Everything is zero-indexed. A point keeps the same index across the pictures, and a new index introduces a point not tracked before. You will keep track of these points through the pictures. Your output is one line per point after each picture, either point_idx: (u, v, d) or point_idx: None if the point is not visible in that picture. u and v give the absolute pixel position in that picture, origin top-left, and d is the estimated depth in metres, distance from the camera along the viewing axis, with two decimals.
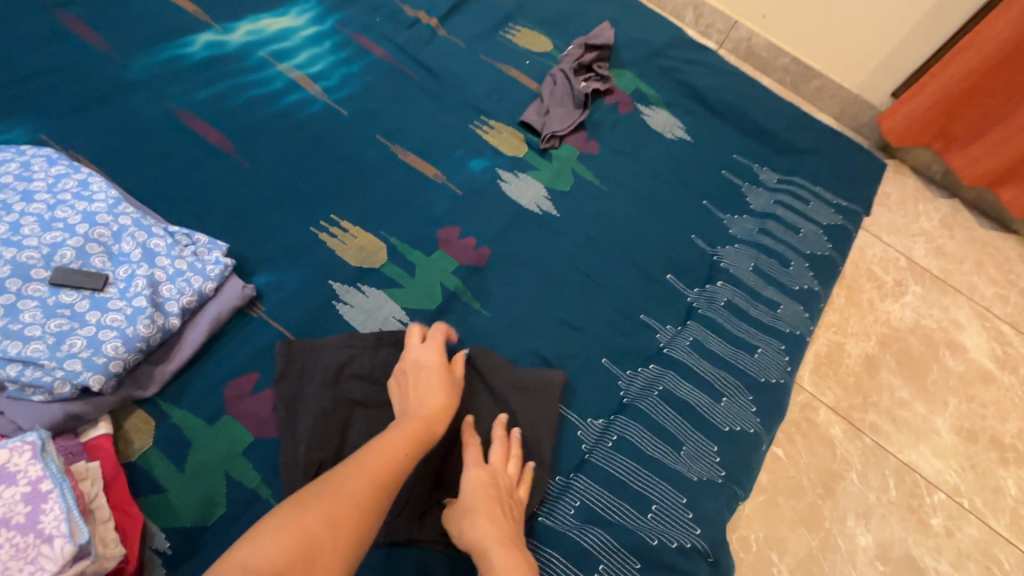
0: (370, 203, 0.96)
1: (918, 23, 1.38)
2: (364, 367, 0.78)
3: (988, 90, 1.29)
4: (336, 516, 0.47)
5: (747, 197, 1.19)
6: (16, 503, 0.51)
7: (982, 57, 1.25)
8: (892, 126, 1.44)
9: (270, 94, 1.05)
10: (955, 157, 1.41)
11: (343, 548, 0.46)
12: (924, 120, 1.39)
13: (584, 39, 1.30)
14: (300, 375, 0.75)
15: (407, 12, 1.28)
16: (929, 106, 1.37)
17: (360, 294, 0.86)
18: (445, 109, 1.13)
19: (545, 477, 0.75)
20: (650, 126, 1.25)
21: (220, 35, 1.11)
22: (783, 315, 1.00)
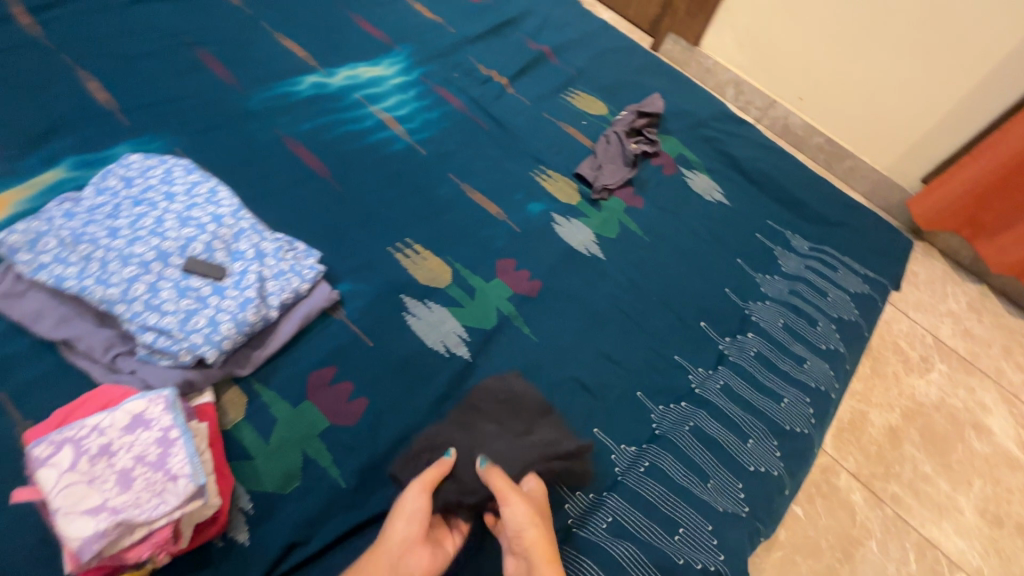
0: (441, 233, 1.09)
1: (947, 115, 1.49)
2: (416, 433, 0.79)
3: (1015, 184, 1.37)
4: None
5: (779, 260, 1.28)
6: (150, 444, 0.61)
7: (1014, 152, 1.33)
8: (922, 212, 1.54)
9: (362, 130, 1.21)
10: (984, 246, 1.48)
11: None
12: (952, 209, 1.48)
13: (636, 106, 1.44)
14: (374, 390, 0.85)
15: (482, 71, 1.46)
16: (956, 197, 1.46)
17: (426, 308, 0.97)
18: (511, 158, 1.27)
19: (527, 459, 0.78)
20: (692, 188, 1.37)
21: (324, 77, 1.29)
22: (809, 371, 1.06)
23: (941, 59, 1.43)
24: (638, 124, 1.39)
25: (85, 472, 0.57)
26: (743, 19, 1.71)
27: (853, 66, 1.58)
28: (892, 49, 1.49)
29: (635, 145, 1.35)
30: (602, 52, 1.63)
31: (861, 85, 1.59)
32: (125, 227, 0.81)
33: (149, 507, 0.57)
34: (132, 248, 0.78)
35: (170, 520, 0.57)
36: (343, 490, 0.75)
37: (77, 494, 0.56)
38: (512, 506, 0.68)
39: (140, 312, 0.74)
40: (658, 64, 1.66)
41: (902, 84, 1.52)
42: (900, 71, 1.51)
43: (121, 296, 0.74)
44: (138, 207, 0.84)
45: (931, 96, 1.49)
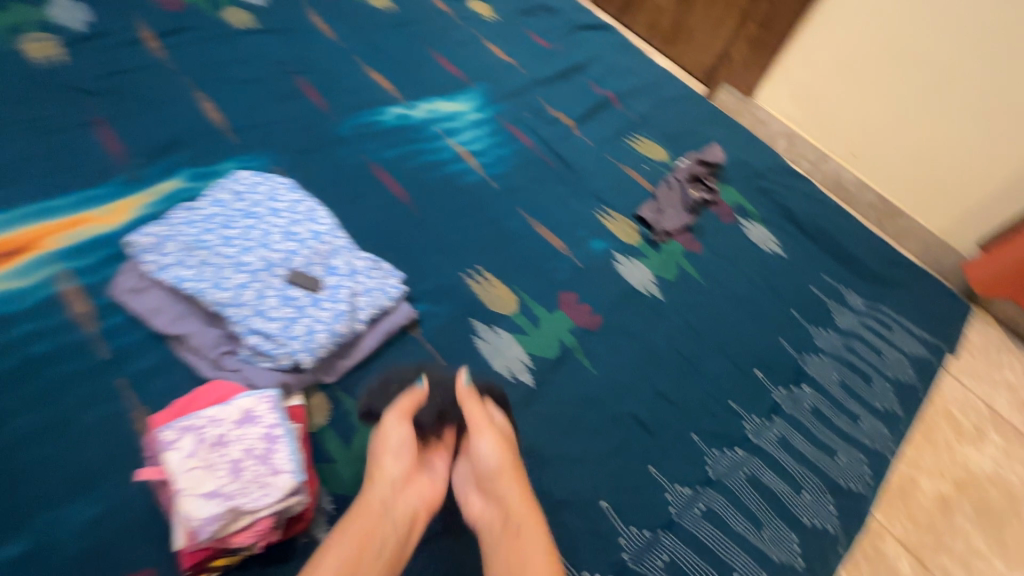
0: (509, 263, 1.14)
1: (1006, 180, 1.50)
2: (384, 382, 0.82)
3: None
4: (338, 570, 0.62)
5: (834, 314, 1.28)
6: (257, 439, 0.66)
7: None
8: (982, 273, 1.52)
9: (440, 161, 1.29)
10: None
11: None
12: (1015, 272, 1.46)
13: (695, 154, 1.50)
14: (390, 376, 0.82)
15: (550, 111, 1.54)
16: (1019, 259, 1.45)
17: (493, 333, 1.02)
18: (575, 195, 1.33)
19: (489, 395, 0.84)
20: (749, 237, 1.40)
21: (407, 109, 1.39)
22: (866, 430, 1.07)
23: (1000, 125, 1.46)
24: (700, 171, 1.44)
25: (202, 459, 0.63)
26: (800, 74, 1.75)
27: (917, 125, 1.59)
28: (951, 113, 1.52)
29: (695, 191, 1.39)
30: (664, 100, 1.69)
31: (925, 144, 1.60)
32: (238, 237, 0.89)
33: (255, 497, 0.62)
34: (244, 257, 0.86)
35: (271, 512, 0.62)
36: None
37: (196, 478, 0.62)
38: (480, 440, 0.76)
39: (248, 316, 0.81)
40: (718, 114, 1.72)
41: (961, 148, 1.54)
42: (959, 135, 1.53)
43: (233, 300, 0.82)
44: (248, 219, 0.92)
45: (991, 161, 1.51)
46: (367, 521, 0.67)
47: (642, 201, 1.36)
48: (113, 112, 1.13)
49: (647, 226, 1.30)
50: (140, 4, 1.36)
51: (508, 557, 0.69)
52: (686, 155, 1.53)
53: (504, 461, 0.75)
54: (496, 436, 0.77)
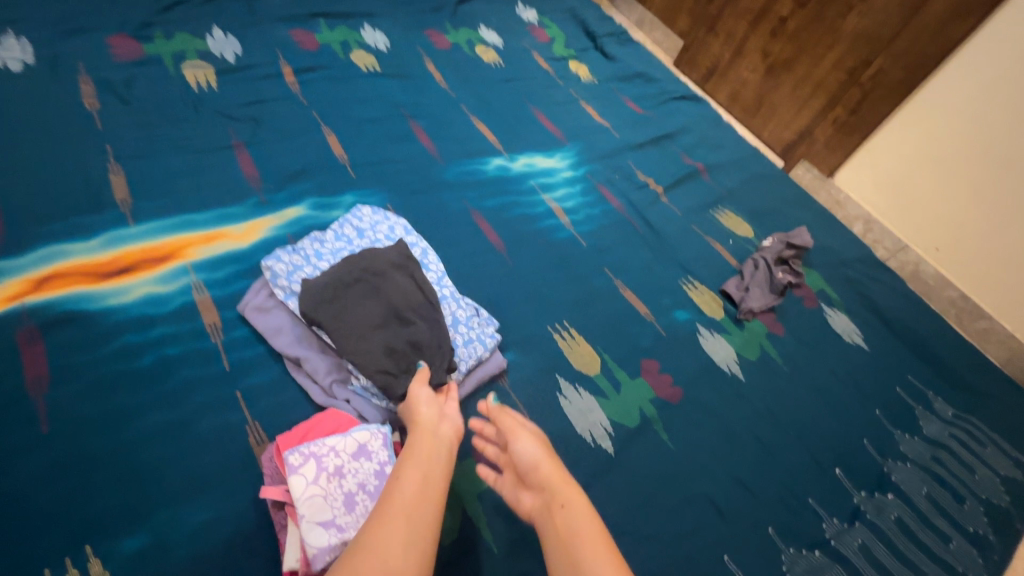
0: (594, 323, 1.17)
1: None
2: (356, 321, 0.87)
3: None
4: (405, 514, 0.56)
5: (920, 421, 1.24)
6: (370, 474, 0.71)
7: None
8: None
9: (534, 214, 1.35)
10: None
11: (416, 529, 0.55)
12: None
13: (781, 236, 1.50)
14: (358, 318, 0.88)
15: (640, 176, 1.59)
16: None
17: (577, 393, 1.03)
18: (661, 263, 1.36)
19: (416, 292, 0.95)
20: (832, 326, 1.38)
21: (507, 161, 1.46)
22: (955, 552, 1.01)
23: None
24: (786, 254, 1.44)
25: (323, 487, 0.67)
26: (885, 160, 1.72)
27: (998, 234, 1.55)
28: None
29: (781, 274, 1.39)
30: (751, 177, 1.72)
31: (1004, 254, 1.56)
32: None
33: None
34: None
35: None
36: (493, 554, 0.80)
37: (317, 505, 0.65)
38: (515, 433, 0.73)
39: None
40: (804, 196, 1.72)
41: None
42: None
43: None
44: None
45: None
46: (426, 468, 0.64)
47: (725, 277, 1.37)
48: (251, 137, 1.24)
49: (730, 305, 1.31)
50: (283, 41, 1.50)
51: (559, 526, 0.63)
52: (772, 235, 1.54)
53: (543, 452, 0.72)
54: (536, 433, 0.75)
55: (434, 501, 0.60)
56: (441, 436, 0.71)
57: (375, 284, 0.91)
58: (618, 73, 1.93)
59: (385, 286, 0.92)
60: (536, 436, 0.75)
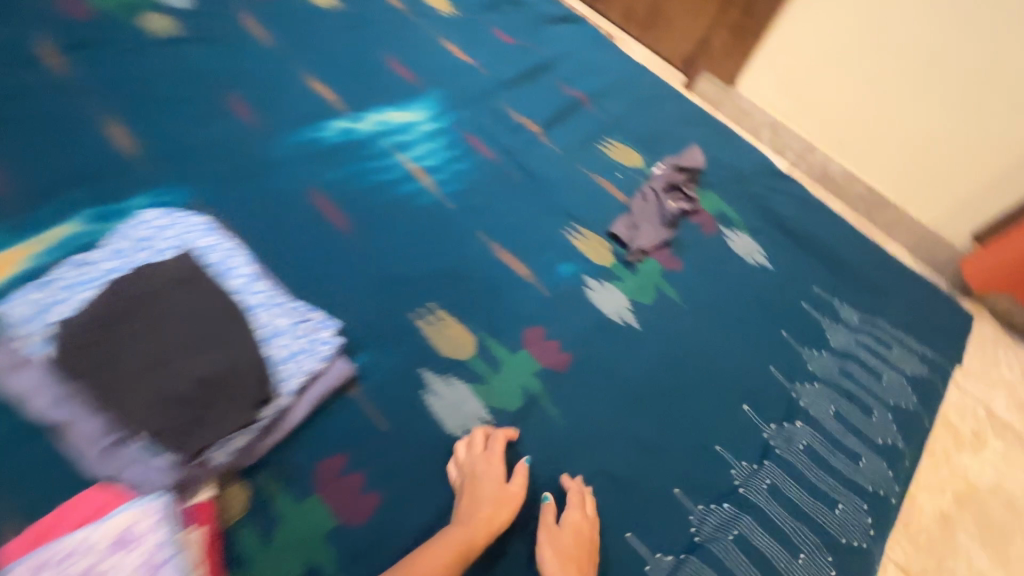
0: (466, 296, 1.02)
1: (987, 183, 1.44)
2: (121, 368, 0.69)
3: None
4: None
5: (827, 333, 1.18)
6: (133, 569, 0.60)
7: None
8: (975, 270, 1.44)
9: (388, 181, 1.16)
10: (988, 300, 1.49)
11: None
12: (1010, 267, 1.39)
13: (670, 160, 1.38)
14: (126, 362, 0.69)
15: (514, 117, 1.41)
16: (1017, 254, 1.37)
17: (446, 385, 0.89)
18: (542, 212, 1.21)
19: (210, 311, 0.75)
20: (733, 249, 1.28)
21: (352, 123, 1.25)
22: (865, 471, 0.96)
23: (989, 123, 1.38)
24: (676, 180, 1.32)
25: None
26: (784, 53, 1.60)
27: (902, 112, 1.48)
28: (941, 107, 1.42)
29: (673, 202, 1.28)
30: (638, 98, 1.57)
31: (909, 133, 1.49)
32: None
33: None
34: None
35: None
36: None
37: None
38: (545, 552, 0.75)
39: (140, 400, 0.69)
40: (696, 113, 1.59)
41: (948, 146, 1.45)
42: (950, 131, 1.44)
43: None
44: None
45: (975, 160, 1.43)
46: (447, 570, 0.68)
47: (613, 215, 1.25)
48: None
49: (616, 247, 1.19)
50: (42, 13, 1.18)
51: None
52: (663, 160, 1.42)
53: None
54: (570, 544, 0.76)
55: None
56: (479, 534, 0.73)
57: (148, 315, 0.72)
58: None
59: (162, 317, 0.73)
60: (574, 552, 0.76)
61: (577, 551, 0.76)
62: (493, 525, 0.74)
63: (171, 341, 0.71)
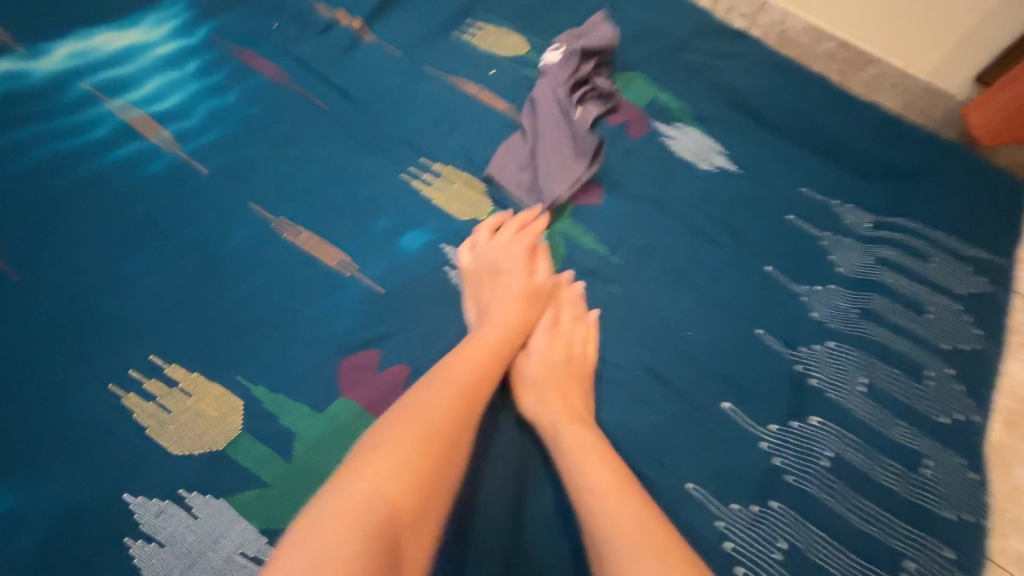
0: (227, 327, 0.58)
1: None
2: None
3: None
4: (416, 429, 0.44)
5: (833, 256, 0.78)
6: None
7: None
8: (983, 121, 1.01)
9: (85, 149, 0.68)
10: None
11: (422, 469, 0.42)
12: None
13: (571, 36, 0.88)
14: None
15: (319, 11, 0.91)
16: None
17: (186, 512, 0.49)
18: (367, 153, 0.75)
19: None
20: (677, 153, 0.85)
21: (25, 61, 0.74)
22: (937, 483, 0.58)
23: None
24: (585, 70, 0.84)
25: None
26: None
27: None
28: None
29: (583, 111, 0.82)
30: None
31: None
32: None
33: None
34: None
35: None
36: None
37: None
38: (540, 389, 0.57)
39: None
40: None
41: None
42: None
43: None
44: None
45: None
46: (468, 365, 0.52)
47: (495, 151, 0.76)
48: None
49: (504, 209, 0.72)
50: None
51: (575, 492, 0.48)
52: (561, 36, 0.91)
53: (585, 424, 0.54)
54: (560, 365, 0.59)
55: (470, 419, 0.48)
56: (512, 348, 0.58)
57: None
58: None
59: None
60: (538, 385, 0.57)
61: (565, 379, 0.58)
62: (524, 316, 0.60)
63: None
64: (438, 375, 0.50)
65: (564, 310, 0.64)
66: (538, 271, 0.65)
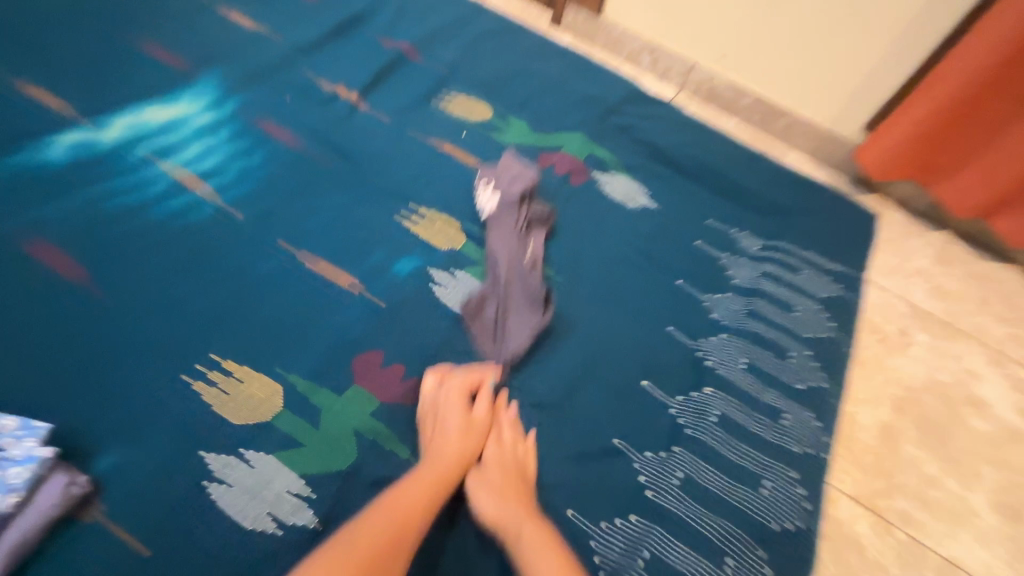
0: (265, 333, 0.77)
1: (879, 66, 1.24)
2: None
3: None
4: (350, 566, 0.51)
5: (728, 270, 1.01)
6: None
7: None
8: (873, 161, 1.27)
9: (147, 202, 0.87)
10: (942, 189, 1.28)
11: None
12: (909, 152, 1.23)
13: (494, 174, 0.99)
14: None
15: (323, 87, 1.13)
16: (914, 137, 1.21)
17: (243, 465, 0.66)
18: (367, 200, 0.96)
19: None
20: (609, 196, 1.09)
21: (91, 132, 0.94)
22: (790, 429, 0.81)
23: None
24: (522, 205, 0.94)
25: None
26: None
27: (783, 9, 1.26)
28: None
29: (530, 243, 0.92)
30: (479, 39, 1.32)
31: (801, 34, 1.28)
32: None
33: None
34: None
35: None
36: None
37: None
38: (479, 496, 0.65)
39: None
40: (549, 43, 1.36)
41: (831, 34, 1.25)
42: (826, 14, 1.23)
43: None
44: None
45: (862, 43, 1.23)
46: (406, 499, 0.60)
47: (468, 301, 0.84)
48: None
49: (487, 357, 0.81)
50: None
51: None
52: (482, 172, 1.01)
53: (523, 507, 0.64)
54: (497, 479, 0.67)
55: (403, 556, 0.56)
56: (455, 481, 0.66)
57: None
58: None
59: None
60: (481, 506, 0.65)
61: (504, 486, 0.66)
62: (466, 449, 0.69)
63: None
64: (375, 512, 0.58)
65: (504, 431, 0.73)
66: (476, 407, 0.73)
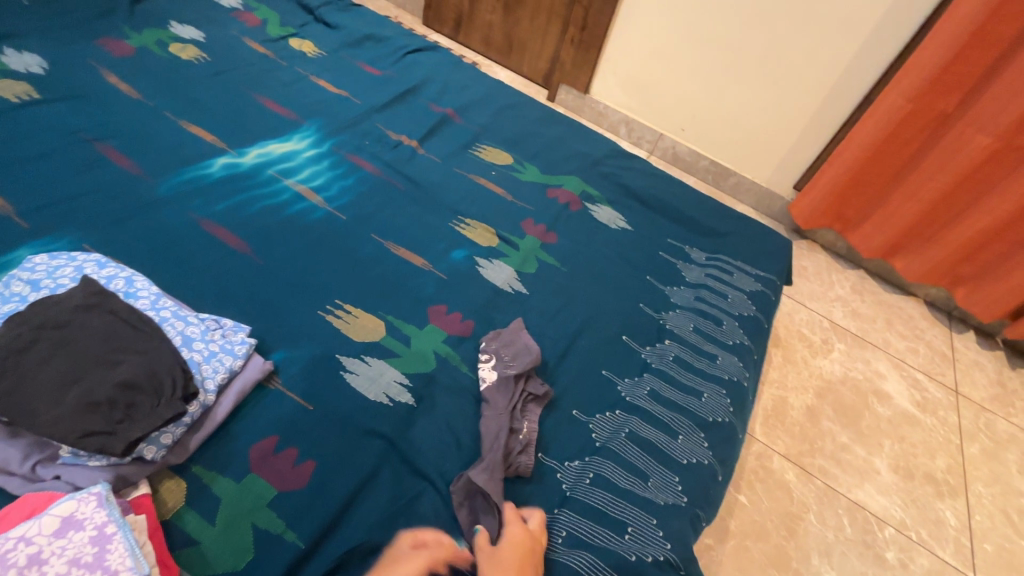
0: (369, 289, 1.12)
1: (799, 140, 1.72)
2: (56, 385, 0.72)
3: (897, 144, 1.52)
4: None
5: (682, 272, 1.42)
6: (85, 545, 0.63)
7: (881, 126, 1.48)
8: (799, 215, 1.75)
9: (280, 204, 1.24)
10: (854, 235, 1.73)
11: None
12: (823, 209, 1.70)
13: (496, 349, 1.07)
14: (65, 377, 0.73)
15: (392, 136, 1.55)
16: (823, 199, 1.68)
17: (364, 363, 0.99)
18: (429, 212, 1.35)
19: (145, 327, 0.82)
20: (598, 220, 1.50)
21: (235, 158, 1.32)
22: (722, 365, 1.19)
23: (783, 91, 1.66)
24: (518, 383, 1.01)
25: None
26: (622, 65, 1.88)
27: (723, 98, 1.77)
28: (745, 85, 1.71)
29: (524, 423, 0.98)
30: (503, 109, 1.78)
31: (737, 117, 1.78)
32: None
33: None
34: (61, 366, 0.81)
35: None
36: (303, 550, 0.76)
37: None
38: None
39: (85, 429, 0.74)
40: (553, 114, 1.83)
41: (759, 117, 1.74)
42: (756, 102, 1.72)
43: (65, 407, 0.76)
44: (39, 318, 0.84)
45: (781, 123, 1.72)
46: None
47: (458, 479, 0.88)
48: None
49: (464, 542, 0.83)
50: None
51: None
52: (486, 344, 1.08)
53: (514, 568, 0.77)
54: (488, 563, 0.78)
55: None
56: None
57: (66, 338, 0.76)
58: (346, 39, 1.84)
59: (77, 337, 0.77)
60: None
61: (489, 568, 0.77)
62: None
63: (109, 356, 0.77)
64: None
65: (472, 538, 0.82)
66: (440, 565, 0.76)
